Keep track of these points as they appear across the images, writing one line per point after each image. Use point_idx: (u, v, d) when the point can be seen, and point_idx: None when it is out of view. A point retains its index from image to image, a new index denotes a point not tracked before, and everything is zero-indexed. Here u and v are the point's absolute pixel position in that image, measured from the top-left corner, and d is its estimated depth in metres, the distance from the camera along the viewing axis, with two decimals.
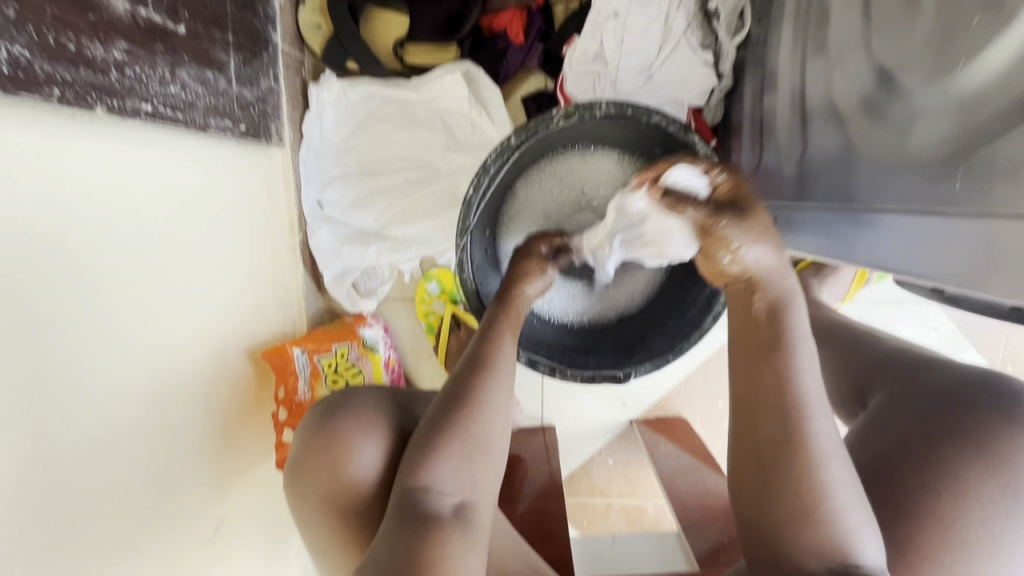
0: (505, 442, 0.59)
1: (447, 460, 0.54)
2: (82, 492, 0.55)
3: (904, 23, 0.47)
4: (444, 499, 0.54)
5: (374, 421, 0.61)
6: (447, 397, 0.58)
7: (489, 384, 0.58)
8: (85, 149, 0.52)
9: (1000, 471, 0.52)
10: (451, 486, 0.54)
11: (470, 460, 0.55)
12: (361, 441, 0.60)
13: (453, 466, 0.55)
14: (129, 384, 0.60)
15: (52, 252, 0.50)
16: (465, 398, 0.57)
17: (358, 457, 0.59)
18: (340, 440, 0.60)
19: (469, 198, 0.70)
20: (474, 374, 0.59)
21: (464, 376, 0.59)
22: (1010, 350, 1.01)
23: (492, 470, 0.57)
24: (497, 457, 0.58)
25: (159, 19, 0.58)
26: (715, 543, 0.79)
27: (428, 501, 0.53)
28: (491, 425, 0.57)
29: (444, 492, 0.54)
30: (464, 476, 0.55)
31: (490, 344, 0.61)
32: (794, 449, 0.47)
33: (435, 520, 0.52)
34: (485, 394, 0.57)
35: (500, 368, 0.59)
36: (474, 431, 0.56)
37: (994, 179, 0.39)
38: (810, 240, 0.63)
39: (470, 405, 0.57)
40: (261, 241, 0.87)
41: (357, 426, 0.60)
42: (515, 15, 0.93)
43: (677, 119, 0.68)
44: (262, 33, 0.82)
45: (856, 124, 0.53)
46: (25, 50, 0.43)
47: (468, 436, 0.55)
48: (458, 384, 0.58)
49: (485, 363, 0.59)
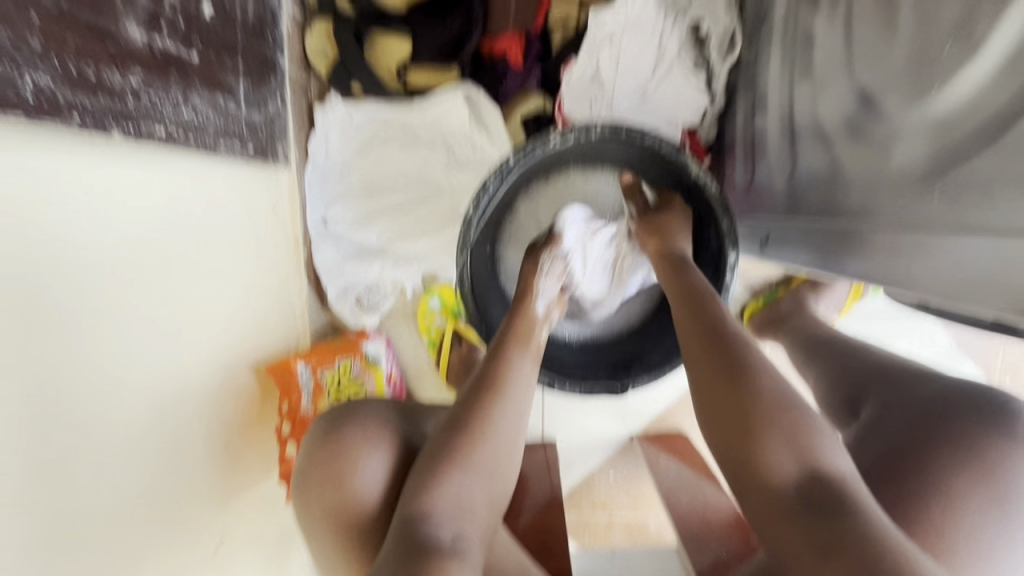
0: (506, 475, 0.60)
1: (447, 484, 0.55)
2: (89, 505, 0.56)
3: (884, 49, 0.49)
4: (443, 527, 0.53)
5: (379, 438, 0.63)
6: (451, 421, 0.60)
7: (492, 409, 0.60)
8: (102, 169, 0.54)
9: (994, 481, 0.53)
10: (450, 510, 0.54)
11: (469, 484, 0.56)
12: (365, 456, 0.61)
13: (454, 491, 0.55)
14: (137, 399, 0.61)
15: (68, 269, 0.52)
16: (469, 422, 0.59)
17: (362, 473, 0.60)
18: (345, 456, 0.61)
19: (469, 216, 0.71)
20: (479, 397, 0.61)
21: (472, 404, 0.60)
22: (1007, 364, 1.02)
23: (492, 495, 0.58)
24: (496, 482, 0.58)
25: (173, 47, 0.61)
26: (717, 557, 0.80)
27: (428, 525, 0.53)
28: (492, 453, 0.58)
29: (443, 521, 0.53)
30: (463, 500, 0.55)
31: (497, 366, 0.64)
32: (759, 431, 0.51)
33: (435, 542, 0.51)
34: (489, 418, 0.59)
35: (505, 396, 0.61)
36: (475, 456, 0.57)
37: (974, 195, 0.40)
38: (799, 254, 0.65)
39: (473, 430, 0.58)
40: (267, 258, 0.89)
41: (361, 441, 0.62)
42: (514, 39, 0.95)
43: (671, 140, 0.70)
44: (270, 59, 0.85)
45: (842, 144, 0.55)
46: (49, 80, 0.45)
47: (469, 461, 0.57)
48: (464, 406, 0.61)
49: (492, 392, 0.61)
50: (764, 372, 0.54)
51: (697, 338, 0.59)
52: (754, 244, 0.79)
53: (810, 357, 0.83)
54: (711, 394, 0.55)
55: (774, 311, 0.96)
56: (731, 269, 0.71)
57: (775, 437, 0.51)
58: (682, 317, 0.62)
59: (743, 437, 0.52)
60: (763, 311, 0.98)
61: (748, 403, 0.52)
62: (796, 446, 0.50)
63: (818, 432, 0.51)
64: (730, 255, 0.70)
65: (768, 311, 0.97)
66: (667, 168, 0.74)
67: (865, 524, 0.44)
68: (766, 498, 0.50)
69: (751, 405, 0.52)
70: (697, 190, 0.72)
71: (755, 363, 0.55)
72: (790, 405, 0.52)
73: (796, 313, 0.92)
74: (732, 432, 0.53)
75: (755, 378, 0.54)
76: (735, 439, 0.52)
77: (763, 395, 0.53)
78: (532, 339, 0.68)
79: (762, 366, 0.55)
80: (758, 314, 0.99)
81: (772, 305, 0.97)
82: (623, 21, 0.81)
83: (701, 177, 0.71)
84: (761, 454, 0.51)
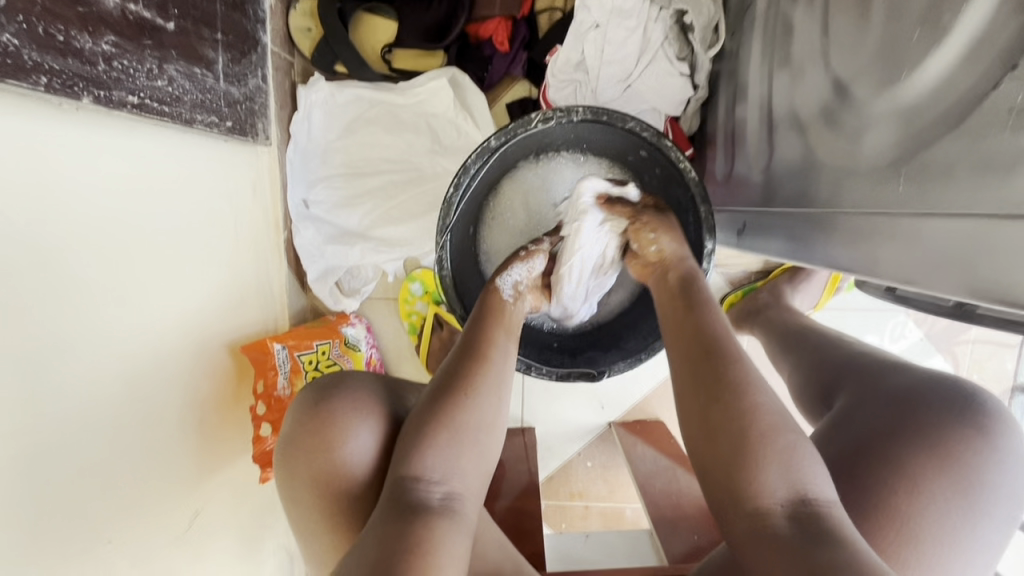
0: (496, 441, 0.60)
1: (436, 449, 0.55)
2: (57, 477, 0.55)
3: (857, 36, 0.49)
4: (433, 483, 0.54)
5: (371, 407, 0.62)
6: (435, 390, 0.60)
7: (477, 376, 0.60)
8: (71, 135, 0.54)
9: (954, 464, 0.55)
10: (438, 475, 0.54)
11: (458, 450, 0.56)
12: (355, 424, 0.60)
13: (441, 457, 0.55)
14: (107, 373, 0.60)
15: (37, 235, 0.51)
16: (454, 390, 0.58)
17: (353, 440, 0.59)
18: (334, 426, 0.60)
19: (448, 198, 0.71)
20: (465, 363, 0.61)
21: (457, 370, 0.60)
22: (974, 360, 1.05)
23: (481, 462, 0.58)
24: (486, 448, 0.58)
25: (148, 14, 0.60)
26: (689, 544, 0.81)
27: (416, 487, 0.53)
28: (481, 415, 0.58)
29: (432, 481, 0.54)
30: (451, 467, 0.55)
31: (479, 337, 0.63)
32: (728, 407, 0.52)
33: (422, 508, 0.52)
34: (472, 385, 0.59)
35: (490, 360, 0.61)
36: (460, 421, 0.57)
37: (940, 178, 0.41)
38: (773, 242, 0.66)
39: (460, 398, 0.58)
40: (245, 239, 0.88)
41: (351, 409, 0.61)
42: (501, 23, 0.96)
43: (651, 124, 0.70)
44: (251, 34, 0.84)
45: (817, 132, 0.56)
46: (13, 38, 0.44)
47: (455, 424, 0.56)
48: (449, 374, 0.61)
49: (476, 359, 0.61)
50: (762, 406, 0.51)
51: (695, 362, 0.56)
52: (731, 234, 0.80)
53: (786, 348, 0.84)
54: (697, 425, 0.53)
55: (753, 303, 0.97)
56: (707, 256, 0.72)
57: (770, 461, 0.49)
58: (679, 352, 0.58)
59: (729, 471, 0.50)
60: (742, 302, 1.00)
61: (739, 425, 0.51)
62: (790, 470, 0.49)
63: (811, 462, 0.50)
64: (707, 242, 0.71)
65: (746, 302, 0.98)
66: (649, 156, 0.74)
67: (853, 558, 0.43)
68: (751, 518, 0.49)
69: (737, 427, 0.51)
70: (676, 176, 0.73)
71: (749, 379, 0.53)
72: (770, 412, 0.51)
73: (773, 305, 0.94)
74: (726, 466, 0.51)
75: (748, 395, 0.52)
76: (708, 467, 0.52)
77: (740, 402, 0.52)
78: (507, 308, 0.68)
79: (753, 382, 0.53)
80: (737, 305, 1.01)
81: (751, 297, 0.98)
82: (607, 9, 0.81)
83: (680, 161, 0.71)
84: (751, 482, 0.49)
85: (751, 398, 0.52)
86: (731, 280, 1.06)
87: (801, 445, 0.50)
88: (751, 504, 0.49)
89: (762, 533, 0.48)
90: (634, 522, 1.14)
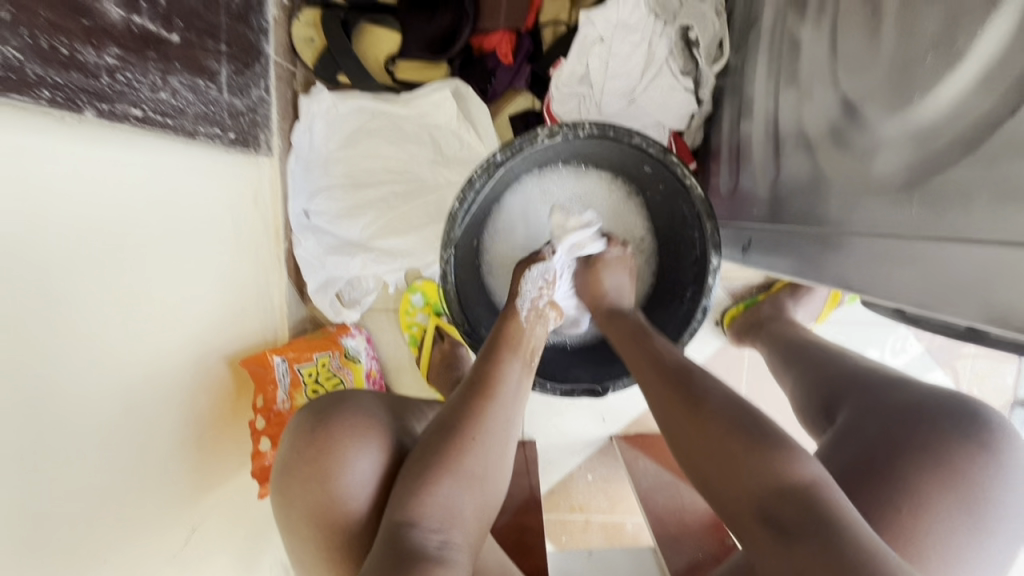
0: (497, 486, 0.59)
1: (436, 496, 0.54)
2: (53, 496, 0.54)
3: (867, 58, 0.49)
4: (432, 529, 0.53)
5: (370, 429, 0.62)
6: (441, 427, 0.59)
7: (486, 413, 0.59)
8: (72, 148, 0.53)
9: (963, 485, 0.54)
10: (437, 522, 0.53)
11: (460, 494, 0.55)
12: (355, 447, 0.60)
13: (442, 502, 0.54)
14: (105, 390, 0.59)
15: (38, 250, 0.50)
16: (461, 430, 0.58)
17: (353, 463, 0.59)
18: (334, 452, 0.59)
19: (453, 213, 0.70)
20: (471, 399, 0.60)
21: (465, 408, 0.59)
22: (975, 373, 1.05)
23: (481, 506, 0.57)
24: (488, 493, 0.58)
25: (153, 26, 0.59)
26: (691, 559, 0.81)
27: (416, 532, 0.52)
28: (485, 460, 0.57)
29: (431, 526, 0.53)
30: (452, 512, 0.55)
31: (492, 371, 0.62)
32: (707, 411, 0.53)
33: (422, 554, 0.50)
34: (481, 425, 0.58)
35: (501, 393, 0.61)
36: (466, 467, 0.56)
37: (955, 202, 0.40)
38: (779, 260, 0.66)
39: (466, 440, 0.57)
40: (246, 250, 0.87)
41: (351, 432, 0.60)
42: (505, 36, 0.95)
43: (657, 140, 0.69)
44: (254, 45, 0.83)
45: (825, 151, 0.56)
46: (17, 52, 0.43)
47: (457, 471, 0.55)
48: (451, 415, 0.59)
49: (484, 392, 0.60)
50: (736, 402, 0.54)
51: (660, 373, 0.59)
52: (736, 250, 0.80)
53: (789, 362, 0.83)
54: (675, 422, 0.55)
55: (755, 316, 0.96)
56: (714, 272, 0.72)
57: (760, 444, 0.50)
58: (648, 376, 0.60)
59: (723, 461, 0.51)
60: (744, 315, 1.00)
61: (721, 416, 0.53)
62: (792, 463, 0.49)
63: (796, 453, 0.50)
64: (713, 258, 0.71)
65: (749, 315, 0.98)
66: (656, 171, 0.73)
67: (849, 539, 0.43)
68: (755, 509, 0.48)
69: (721, 414, 0.53)
70: (683, 192, 0.71)
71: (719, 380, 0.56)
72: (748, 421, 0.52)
73: (776, 318, 0.93)
74: (720, 467, 0.51)
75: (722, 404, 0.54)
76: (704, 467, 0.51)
77: (713, 407, 0.54)
78: (524, 338, 0.66)
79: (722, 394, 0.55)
80: (739, 318, 1.00)
81: (753, 310, 0.98)
82: (613, 24, 0.81)
83: (687, 179, 0.70)
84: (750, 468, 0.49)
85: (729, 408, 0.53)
86: (733, 293, 1.06)
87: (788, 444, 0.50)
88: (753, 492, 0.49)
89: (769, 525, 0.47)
90: (635, 536, 1.13)
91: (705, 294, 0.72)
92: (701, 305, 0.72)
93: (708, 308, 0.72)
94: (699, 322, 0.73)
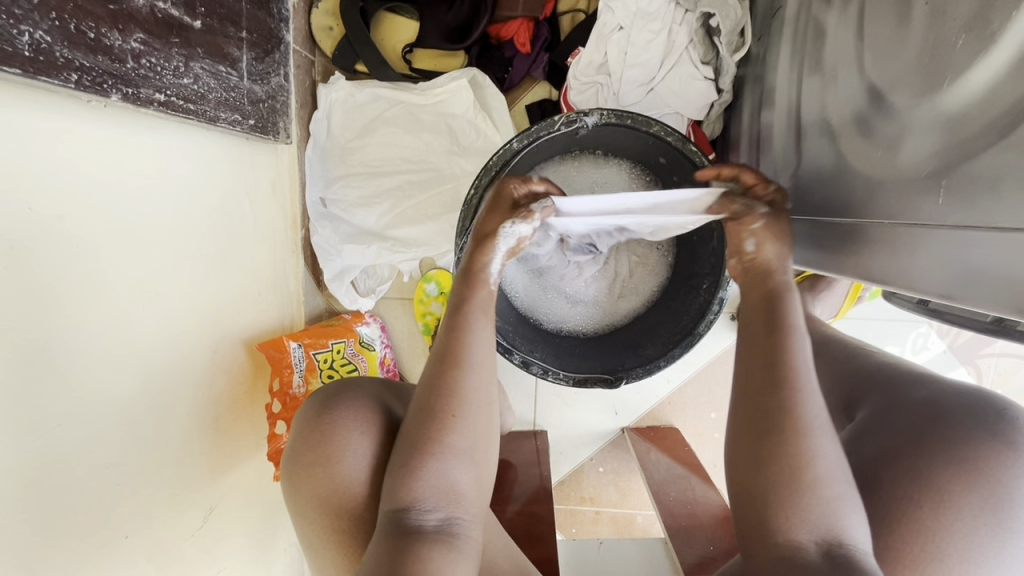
0: (488, 451, 0.59)
1: (426, 481, 0.54)
2: (73, 472, 0.55)
3: (896, 42, 0.48)
4: (428, 510, 0.53)
5: (369, 417, 0.62)
6: (420, 406, 0.57)
7: (462, 390, 0.57)
8: (95, 130, 0.54)
9: (989, 484, 0.53)
10: (432, 503, 0.54)
11: (448, 472, 0.55)
12: (354, 436, 0.60)
13: (433, 482, 0.54)
14: (127, 369, 0.61)
15: (64, 230, 0.51)
16: (437, 410, 0.56)
17: (353, 452, 0.59)
18: (334, 435, 0.59)
19: (468, 201, 0.70)
20: (446, 378, 0.57)
21: (437, 382, 0.57)
22: (999, 373, 1.02)
23: (476, 477, 0.57)
24: (478, 463, 0.58)
25: (176, 12, 0.60)
26: (702, 553, 0.79)
27: (412, 516, 0.53)
28: (469, 434, 0.57)
29: (427, 507, 0.53)
30: (445, 490, 0.55)
31: (462, 351, 0.58)
32: (786, 438, 0.50)
33: (418, 537, 0.51)
34: (458, 402, 0.57)
35: (470, 365, 0.58)
36: (450, 444, 0.55)
37: (987, 191, 0.39)
38: (801, 253, 0.65)
39: (446, 419, 0.56)
40: (264, 236, 0.89)
41: (351, 420, 0.61)
42: (522, 24, 0.94)
43: (676, 129, 0.67)
44: (275, 32, 0.84)
45: (849, 139, 0.55)
46: (46, 35, 0.44)
47: (443, 449, 0.55)
48: (427, 392, 0.57)
49: (455, 370, 0.58)
50: (816, 442, 0.50)
51: (757, 396, 0.52)
52: None
53: None
54: (752, 450, 0.51)
55: None
56: None
57: (813, 502, 0.48)
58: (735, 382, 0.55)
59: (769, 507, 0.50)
60: None
61: (789, 467, 0.49)
62: (829, 513, 0.48)
63: (851, 505, 0.49)
64: None
65: None
66: (673, 160, 0.72)
67: None
68: (779, 549, 0.49)
69: (788, 468, 0.49)
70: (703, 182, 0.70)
71: (817, 421, 0.50)
72: (823, 461, 0.49)
73: None
74: (758, 499, 0.50)
75: (809, 440, 0.49)
76: (750, 499, 0.51)
77: (789, 447, 0.50)
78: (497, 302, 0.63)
79: (822, 427, 0.50)
80: None
81: None
82: (632, 12, 0.80)
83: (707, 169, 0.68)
84: (789, 519, 0.49)
85: (812, 440, 0.49)
86: None
87: (847, 495, 0.49)
88: (782, 537, 0.49)
89: (789, 567, 0.48)
90: (646, 529, 1.13)
91: (721, 286, 0.70)
92: (717, 297, 0.70)
93: (724, 300, 0.70)
94: (716, 313, 0.71)
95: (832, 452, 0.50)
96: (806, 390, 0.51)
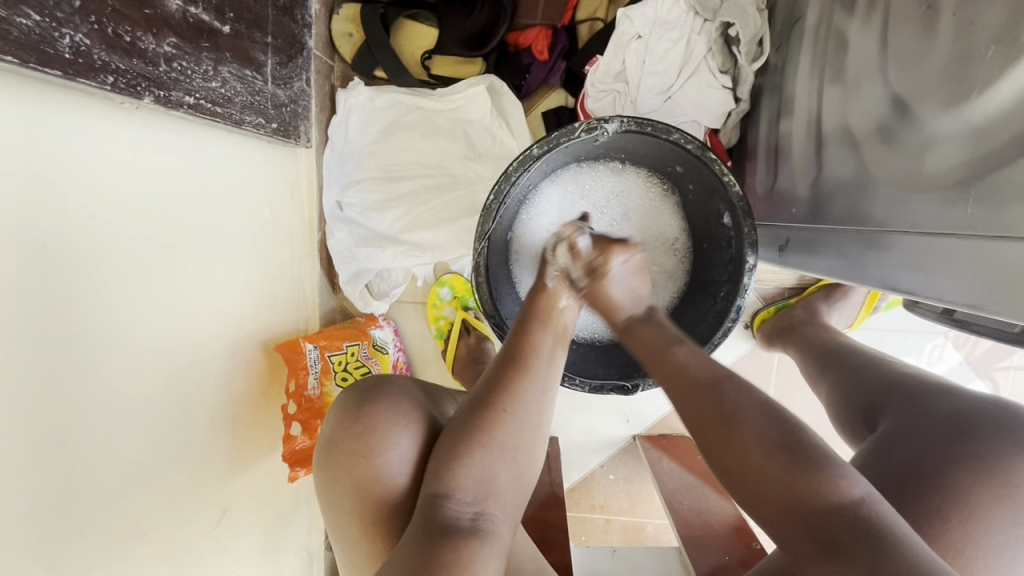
0: (533, 457, 0.59)
1: (470, 468, 0.55)
2: (95, 467, 0.55)
3: (921, 52, 0.48)
4: (466, 501, 0.54)
5: (410, 414, 0.62)
6: (472, 404, 0.59)
7: (517, 389, 0.59)
8: (123, 132, 0.55)
9: (1010, 496, 0.53)
10: (471, 495, 0.54)
11: (493, 464, 0.56)
12: (395, 432, 0.60)
13: (476, 474, 0.55)
14: (149, 367, 0.62)
15: (92, 228, 0.52)
16: (492, 406, 0.58)
17: (394, 446, 0.60)
18: (375, 430, 0.60)
19: (487, 205, 0.70)
20: (504, 378, 0.60)
21: (494, 382, 0.60)
22: (1015, 386, 1.02)
23: (517, 479, 0.57)
24: (523, 467, 0.58)
25: (206, 17, 0.61)
26: (717, 562, 0.79)
27: (450, 505, 0.53)
28: (518, 434, 0.58)
29: (466, 500, 0.54)
30: (485, 484, 0.55)
31: (522, 346, 0.63)
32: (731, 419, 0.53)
33: (454, 528, 0.51)
34: (512, 400, 0.58)
35: (532, 370, 0.61)
36: (499, 440, 0.56)
37: (1013, 201, 0.39)
38: (822, 261, 0.64)
39: (499, 416, 0.57)
40: (282, 238, 0.89)
41: (391, 416, 0.61)
42: (541, 32, 0.95)
43: (695, 137, 0.67)
44: (298, 38, 0.85)
45: (872, 149, 0.55)
46: (85, 38, 0.45)
47: (490, 443, 0.56)
48: (487, 390, 0.60)
49: (516, 373, 0.61)
50: (775, 408, 0.53)
51: (688, 394, 0.57)
52: (773, 249, 0.79)
53: (823, 367, 0.81)
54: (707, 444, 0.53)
55: (787, 319, 0.95)
56: (749, 271, 0.70)
57: (802, 481, 0.47)
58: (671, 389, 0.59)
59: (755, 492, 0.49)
60: (776, 320, 0.98)
61: (751, 451, 0.51)
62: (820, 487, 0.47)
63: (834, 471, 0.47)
64: (749, 258, 0.69)
65: (779, 319, 0.96)
66: (692, 167, 0.72)
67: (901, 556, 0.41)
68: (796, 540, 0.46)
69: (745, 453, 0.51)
70: (721, 189, 0.70)
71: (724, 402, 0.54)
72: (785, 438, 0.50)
73: (809, 322, 0.91)
74: (747, 483, 0.50)
75: (738, 423, 0.52)
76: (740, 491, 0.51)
77: (758, 429, 0.51)
78: (553, 312, 0.66)
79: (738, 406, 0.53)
80: (769, 322, 0.99)
81: (784, 314, 0.96)
82: (650, 21, 0.81)
83: (724, 176, 0.68)
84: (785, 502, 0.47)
85: (749, 418, 0.52)
86: (764, 296, 1.05)
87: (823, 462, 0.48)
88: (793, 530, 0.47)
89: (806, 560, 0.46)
90: (656, 538, 1.12)
91: (741, 293, 0.71)
92: (736, 304, 0.71)
93: (743, 308, 0.71)
94: (734, 321, 0.71)
95: (774, 427, 0.51)
96: (707, 379, 0.57)
